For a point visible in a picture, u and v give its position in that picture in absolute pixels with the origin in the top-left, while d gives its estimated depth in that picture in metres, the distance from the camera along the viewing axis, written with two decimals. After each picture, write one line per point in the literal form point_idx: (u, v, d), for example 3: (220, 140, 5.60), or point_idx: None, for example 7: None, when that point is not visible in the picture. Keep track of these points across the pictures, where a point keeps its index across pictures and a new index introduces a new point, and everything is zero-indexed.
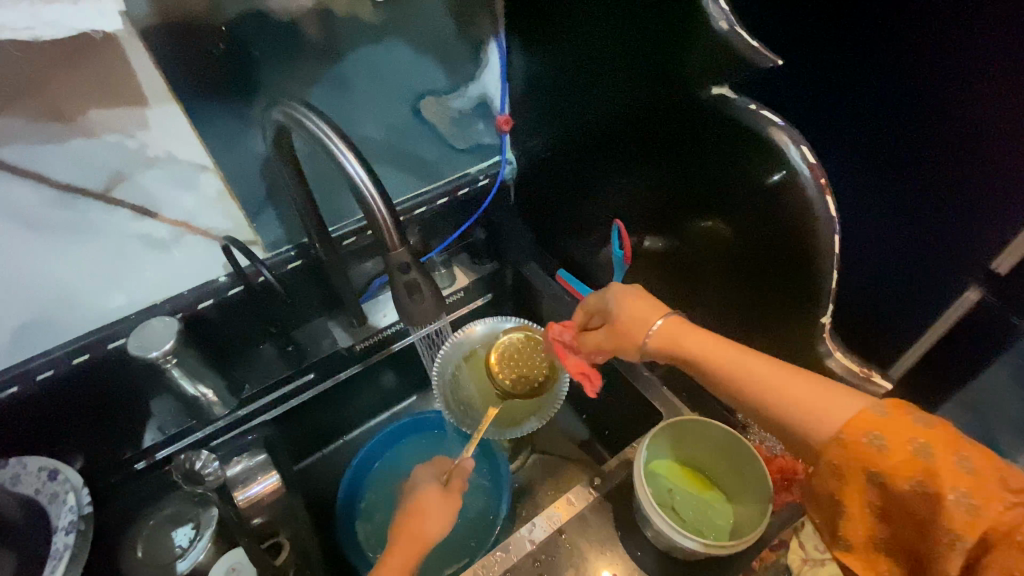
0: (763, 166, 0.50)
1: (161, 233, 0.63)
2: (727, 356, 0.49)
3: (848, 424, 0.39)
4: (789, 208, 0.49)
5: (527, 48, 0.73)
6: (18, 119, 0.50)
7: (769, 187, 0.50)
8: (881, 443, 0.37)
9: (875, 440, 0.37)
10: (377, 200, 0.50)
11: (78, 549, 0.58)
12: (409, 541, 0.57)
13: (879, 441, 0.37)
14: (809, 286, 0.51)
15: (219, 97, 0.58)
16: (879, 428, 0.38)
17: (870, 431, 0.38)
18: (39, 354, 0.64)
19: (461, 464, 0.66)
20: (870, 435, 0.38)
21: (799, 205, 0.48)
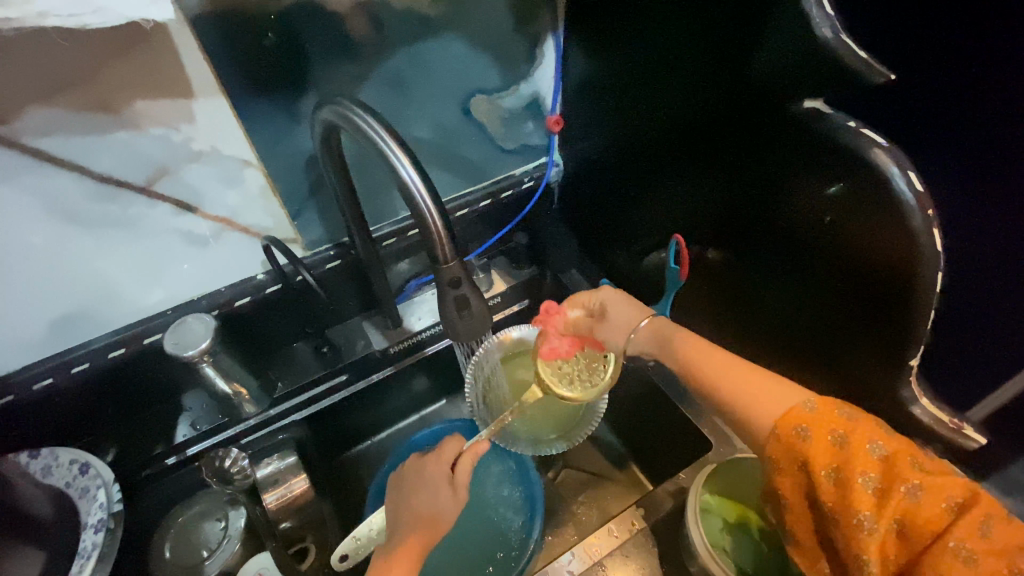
0: (853, 190, 0.45)
1: (202, 229, 0.61)
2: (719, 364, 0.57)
3: (795, 412, 0.47)
4: (880, 239, 0.45)
5: (587, 48, 0.69)
6: (64, 110, 0.48)
7: (857, 213, 0.46)
8: (880, 452, 0.42)
9: (875, 447, 0.42)
10: (430, 210, 0.46)
11: (107, 547, 0.57)
12: (410, 542, 0.55)
13: (876, 449, 0.42)
14: (894, 324, 0.47)
15: (268, 91, 0.56)
16: (879, 437, 0.43)
17: (868, 438, 0.43)
18: (78, 345, 0.63)
19: (473, 446, 0.63)
20: (836, 434, 0.44)
21: (889, 238, 0.44)
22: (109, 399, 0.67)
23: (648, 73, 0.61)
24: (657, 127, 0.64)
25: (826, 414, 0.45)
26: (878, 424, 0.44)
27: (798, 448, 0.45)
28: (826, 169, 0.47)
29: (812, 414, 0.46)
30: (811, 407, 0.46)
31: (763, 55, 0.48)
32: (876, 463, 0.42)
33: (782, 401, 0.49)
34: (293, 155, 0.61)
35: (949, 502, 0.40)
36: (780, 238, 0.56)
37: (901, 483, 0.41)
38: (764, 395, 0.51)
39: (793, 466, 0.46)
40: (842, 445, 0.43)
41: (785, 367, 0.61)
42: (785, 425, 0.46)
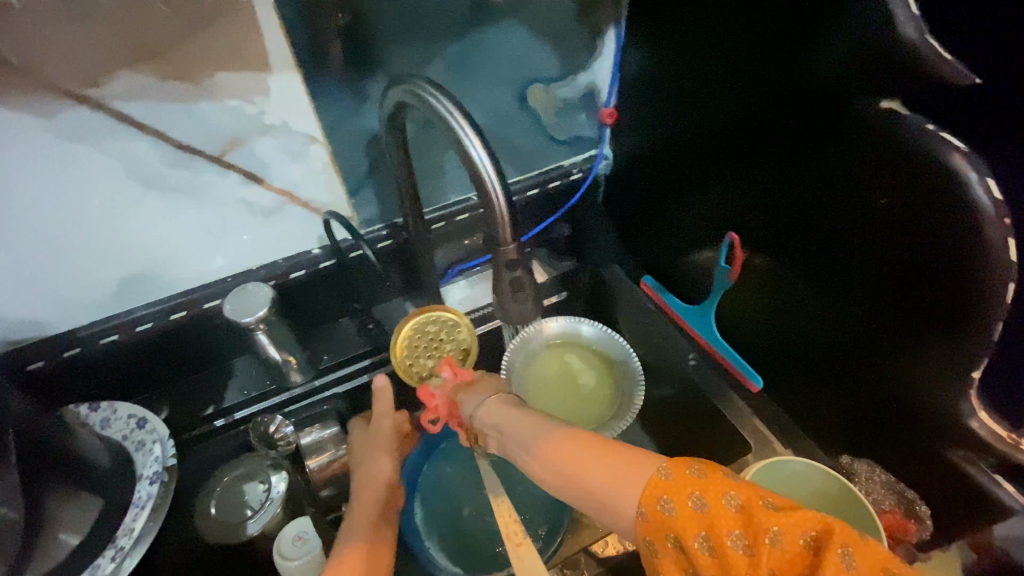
0: (922, 195, 0.45)
1: (265, 200, 0.64)
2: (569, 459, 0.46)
3: (649, 484, 0.38)
4: (947, 245, 0.44)
5: (649, 41, 0.69)
6: (151, 77, 0.50)
7: (924, 217, 0.45)
8: (735, 504, 0.36)
9: (731, 499, 0.36)
10: (496, 190, 0.47)
11: (160, 499, 0.61)
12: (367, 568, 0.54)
13: (732, 500, 0.36)
14: (956, 332, 0.46)
15: (340, 69, 0.58)
16: (732, 487, 0.37)
17: (723, 488, 0.37)
18: (141, 305, 0.66)
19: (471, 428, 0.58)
20: (661, 500, 0.38)
21: (957, 243, 0.44)
22: (165, 359, 0.70)
23: (711, 70, 0.61)
24: (715, 125, 0.64)
25: (680, 478, 0.38)
26: (723, 471, 0.38)
27: (666, 524, 0.37)
28: (893, 174, 0.47)
29: (669, 480, 0.38)
30: (663, 474, 0.38)
31: (835, 55, 0.48)
32: (737, 517, 0.35)
33: (626, 477, 0.40)
34: (356, 134, 0.63)
35: (810, 537, 0.34)
36: (831, 245, 0.55)
37: (763, 534, 0.34)
38: (603, 473, 0.42)
39: (667, 546, 0.37)
40: (670, 512, 0.37)
41: (832, 373, 0.61)
42: (649, 497, 0.38)
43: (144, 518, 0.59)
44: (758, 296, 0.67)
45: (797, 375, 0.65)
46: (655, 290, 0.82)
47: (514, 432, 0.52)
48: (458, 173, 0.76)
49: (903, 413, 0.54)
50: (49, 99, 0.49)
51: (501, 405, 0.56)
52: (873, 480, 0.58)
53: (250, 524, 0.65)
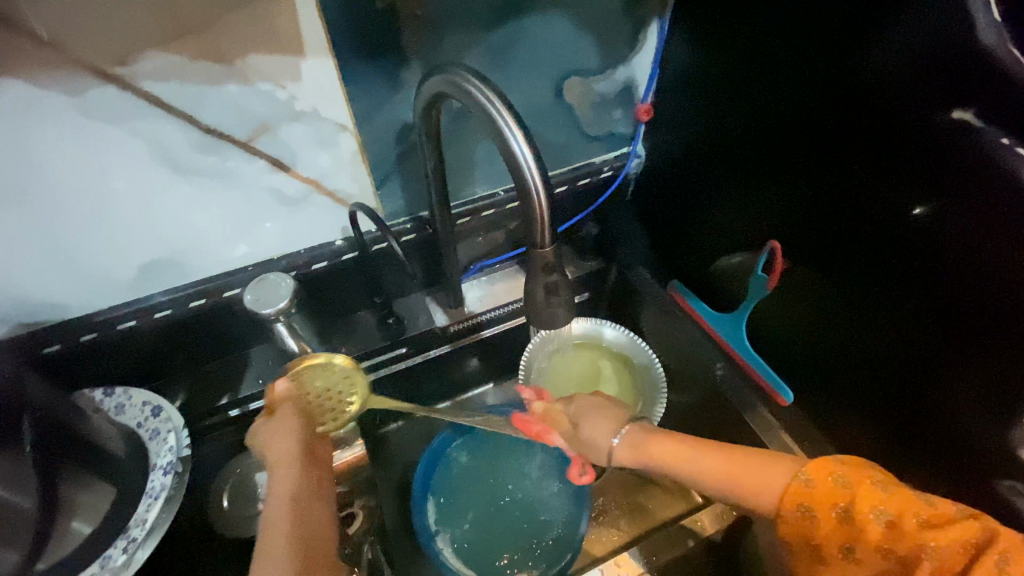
0: (986, 214, 0.42)
1: (291, 189, 0.62)
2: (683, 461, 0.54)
3: (792, 491, 0.46)
4: (1008, 268, 0.42)
5: (696, 37, 0.66)
6: (181, 56, 0.48)
7: (986, 236, 0.43)
8: (883, 519, 0.42)
9: (879, 514, 0.42)
10: (539, 190, 0.45)
11: (175, 490, 0.59)
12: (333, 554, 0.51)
13: (880, 514, 0.43)
14: (1015, 360, 0.44)
15: (376, 56, 0.55)
16: (880, 502, 0.43)
17: (871, 502, 0.43)
18: (160, 291, 0.64)
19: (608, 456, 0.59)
20: (839, 508, 0.44)
21: (1020, 265, 0.41)
22: (182, 346, 0.68)
23: (762, 71, 0.59)
24: (760, 130, 0.61)
25: (824, 489, 0.45)
26: (873, 484, 0.44)
27: (820, 518, 0.45)
28: (954, 190, 0.44)
29: (811, 490, 0.45)
30: (805, 482, 0.46)
31: (904, 59, 0.45)
32: (891, 510, 0.43)
33: (767, 479, 0.48)
34: (387, 123, 0.61)
35: (966, 544, 0.40)
36: (877, 260, 0.53)
37: (909, 522, 0.42)
38: (716, 466, 0.52)
39: (836, 543, 0.44)
40: (847, 520, 0.43)
41: (872, 393, 0.58)
42: (788, 504, 0.46)
43: (157, 509, 0.57)
44: (796, 308, 0.65)
45: (831, 391, 0.63)
46: (683, 295, 0.79)
47: (658, 450, 0.56)
48: (487, 168, 0.74)
49: (948, 440, 0.52)
50: (75, 76, 0.47)
51: (609, 429, 0.59)
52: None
53: (262, 517, 0.64)
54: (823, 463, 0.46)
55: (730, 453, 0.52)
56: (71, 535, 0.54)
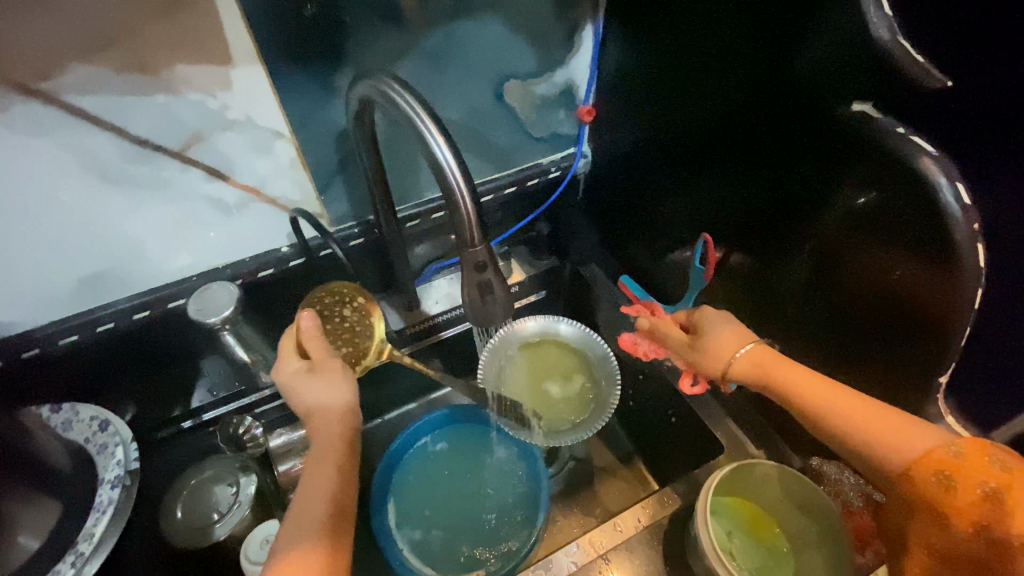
0: (893, 201, 0.44)
1: (231, 197, 0.62)
2: (821, 390, 0.47)
3: (938, 456, 0.42)
4: (917, 250, 0.44)
5: (628, 39, 0.68)
6: (105, 68, 0.49)
7: (896, 221, 0.45)
8: (988, 488, 0.40)
9: (986, 487, 0.40)
10: (463, 190, 0.46)
11: (122, 504, 0.59)
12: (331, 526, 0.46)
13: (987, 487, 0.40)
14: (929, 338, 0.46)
15: (307, 64, 0.56)
16: (994, 480, 0.39)
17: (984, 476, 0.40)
18: (103, 305, 0.64)
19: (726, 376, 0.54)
20: (941, 475, 0.41)
21: (928, 247, 0.43)
22: (130, 359, 0.68)
23: (688, 69, 0.60)
24: (693, 126, 0.63)
25: (974, 462, 0.40)
26: (991, 456, 0.40)
27: (948, 474, 0.41)
28: (866, 179, 0.46)
29: (959, 460, 0.41)
30: (954, 451, 0.41)
31: (806, 55, 0.47)
32: (999, 476, 0.39)
33: (905, 434, 0.43)
34: (325, 129, 0.61)
35: None
36: (805, 248, 0.54)
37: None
38: (858, 414, 0.45)
39: (929, 480, 0.42)
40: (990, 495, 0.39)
41: None
42: (927, 464, 0.42)
43: (104, 523, 0.57)
44: (733, 298, 0.67)
45: None
46: (630, 287, 0.80)
47: (784, 369, 0.50)
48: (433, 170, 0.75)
49: None
50: None
51: (734, 341, 0.54)
52: (842, 481, 0.60)
53: (217, 528, 0.64)
54: (983, 445, 0.41)
55: (859, 398, 0.46)
56: (18, 549, 0.55)
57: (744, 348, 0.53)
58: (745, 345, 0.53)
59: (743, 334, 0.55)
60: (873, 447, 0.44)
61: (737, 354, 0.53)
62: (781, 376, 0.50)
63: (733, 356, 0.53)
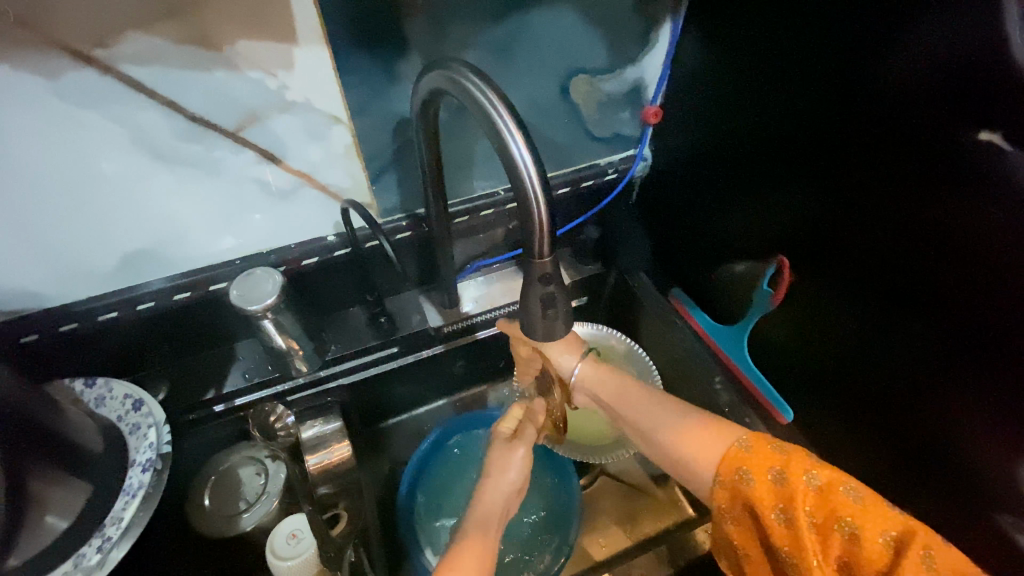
0: (995, 235, 0.41)
1: (281, 181, 0.59)
2: (653, 419, 0.55)
3: (732, 453, 0.47)
4: (1015, 289, 0.40)
5: (710, 40, 0.64)
6: (165, 40, 0.46)
7: (995, 257, 0.41)
8: (815, 483, 0.43)
9: (810, 479, 0.43)
10: (537, 196, 0.42)
11: (153, 489, 0.58)
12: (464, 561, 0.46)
13: (781, 515, 0.43)
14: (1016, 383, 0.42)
15: (372, 47, 0.53)
16: (814, 467, 0.43)
17: (804, 468, 0.43)
18: (144, 282, 0.62)
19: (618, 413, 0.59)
20: (773, 471, 0.44)
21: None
22: (166, 336, 0.66)
23: (778, 76, 0.56)
24: (772, 136, 0.59)
25: (761, 454, 0.45)
26: (810, 453, 0.44)
27: (745, 465, 0.46)
28: (971, 209, 0.42)
29: (748, 453, 0.46)
30: (744, 446, 0.47)
31: (921, 73, 0.43)
32: (814, 493, 0.43)
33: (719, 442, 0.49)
34: (384, 117, 0.59)
35: (887, 536, 0.40)
36: (890, 276, 0.50)
37: (840, 484, 0.42)
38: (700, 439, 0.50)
39: (764, 477, 0.45)
40: (783, 484, 0.44)
41: (873, 415, 0.56)
42: (728, 469, 0.47)
43: (134, 508, 0.55)
44: (798, 325, 0.63)
45: (825, 411, 0.62)
46: (685, 305, 0.77)
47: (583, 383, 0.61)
48: (487, 165, 0.71)
49: (944, 465, 0.50)
50: (52, 59, 0.44)
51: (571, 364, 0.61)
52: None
53: (245, 518, 0.64)
54: (765, 438, 0.47)
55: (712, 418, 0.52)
56: (45, 531, 0.52)
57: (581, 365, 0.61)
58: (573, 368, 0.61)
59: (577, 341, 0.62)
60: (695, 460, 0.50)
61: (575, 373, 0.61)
62: (613, 394, 0.60)
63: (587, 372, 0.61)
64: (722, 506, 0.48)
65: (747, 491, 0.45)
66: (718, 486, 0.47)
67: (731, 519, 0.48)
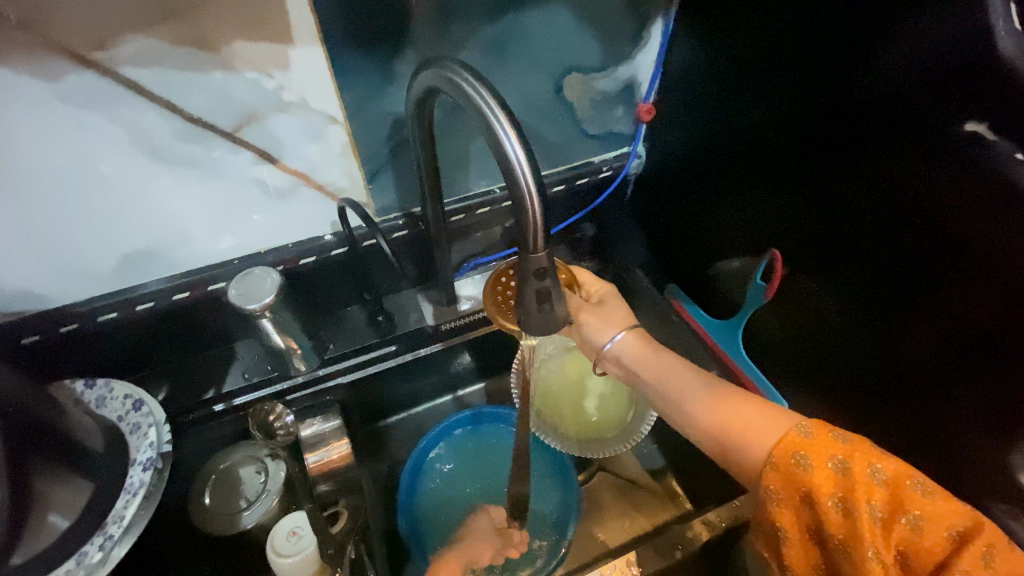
0: (983, 224, 0.41)
1: (279, 181, 0.60)
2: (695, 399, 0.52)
3: (790, 438, 0.43)
4: (1001, 276, 0.41)
5: (702, 37, 0.64)
6: (163, 42, 0.47)
7: (974, 249, 0.42)
8: (880, 477, 0.39)
9: (875, 472, 0.39)
10: (531, 192, 0.42)
11: (154, 487, 0.58)
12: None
13: (839, 504, 0.40)
14: (1002, 371, 0.43)
15: (367, 47, 0.54)
16: (878, 460, 0.40)
17: (869, 461, 0.40)
18: (144, 283, 0.63)
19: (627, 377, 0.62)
20: (836, 459, 0.40)
21: (1001, 276, 0.41)
22: (166, 337, 0.67)
23: (768, 72, 0.57)
24: (764, 132, 0.60)
25: (823, 440, 0.41)
26: (873, 442, 0.41)
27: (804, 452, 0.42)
28: (955, 202, 0.43)
29: (808, 440, 0.42)
30: (804, 432, 0.43)
31: (906, 67, 0.44)
32: (879, 489, 0.39)
33: (773, 428, 0.45)
34: (380, 116, 0.59)
35: (952, 530, 0.37)
36: (882, 268, 0.51)
37: (907, 479, 0.39)
38: (749, 423, 0.47)
39: (826, 466, 0.41)
40: (843, 472, 0.40)
41: (866, 406, 0.57)
42: (784, 453, 0.43)
43: (135, 507, 0.56)
44: (792, 319, 0.64)
45: (819, 404, 0.63)
46: (682, 301, 0.79)
47: (620, 353, 0.61)
48: (483, 163, 0.72)
49: (934, 455, 0.51)
50: (51, 61, 0.45)
51: (606, 332, 0.61)
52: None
53: (245, 516, 0.63)
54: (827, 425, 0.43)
55: (759, 403, 0.49)
56: (47, 530, 0.53)
57: (622, 335, 0.61)
58: (609, 338, 0.61)
59: (621, 314, 0.63)
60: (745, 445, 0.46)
61: (612, 341, 0.61)
62: (642, 368, 0.59)
63: (625, 346, 0.61)
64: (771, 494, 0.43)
65: (805, 479, 0.41)
66: (772, 473, 0.43)
67: (783, 510, 0.43)
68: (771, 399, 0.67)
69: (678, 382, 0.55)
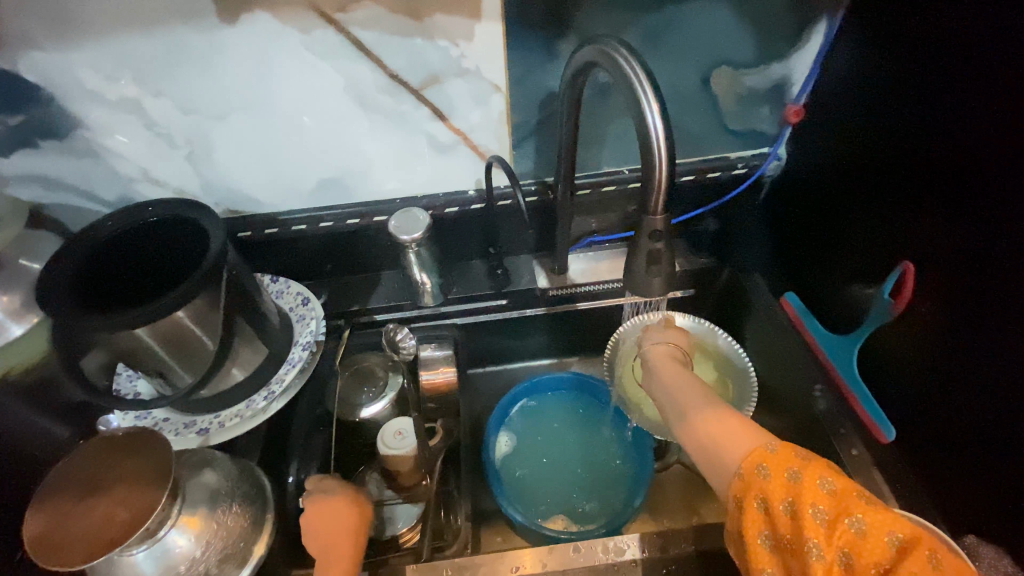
0: None
1: (443, 136, 0.71)
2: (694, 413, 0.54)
3: (755, 451, 0.47)
4: None
5: (866, 40, 0.63)
6: (385, 10, 0.59)
7: None
8: (829, 486, 0.43)
9: (826, 481, 0.43)
10: (662, 157, 0.47)
11: (307, 364, 0.73)
12: None
13: (788, 507, 0.44)
14: None
15: (536, 27, 0.62)
16: (830, 471, 0.44)
17: (820, 472, 0.44)
18: (326, 206, 0.78)
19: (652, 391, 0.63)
20: (791, 470, 0.45)
21: None
22: (332, 253, 0.82)
23: (930, 79, 0.54)
24: (914, 140, 0.57)
25: (784, 454, 0.46)
26: (827, 459, 0.45)
27: (765, 462, 0.46)
28: None
29: (772, 452, 0.46)
30: (769, 447, 0.47)
31: None
32: (828, 496, 0.43)
33: (743, 444, 0.49)
34: (537, 89, 0.68)
35: (895, 535, 0.41)
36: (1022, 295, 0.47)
37: (854, 489, 0.43)
38: (728, 436, 0.50)
39: (782, 476, 0.45)
40: (796, 481, 0.44)
41: (987, 445, 0.52)
42: (749, 462, 0.47)
43: (293, 374, 0.72)
44: (913, 342, 0.60)
45: (928, 438, 0.59)
46: (795, 308, 0.76)
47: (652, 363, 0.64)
48: (618, 145, 0.77)
49: None
50: (308, 19, 0.60)
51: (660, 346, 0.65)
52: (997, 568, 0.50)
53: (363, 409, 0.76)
54: (791, 445, 0.47)
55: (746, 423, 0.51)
56: (229, 377, 0.69)
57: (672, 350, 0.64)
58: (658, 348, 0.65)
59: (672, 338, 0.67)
60: (721, 454, 0.49)
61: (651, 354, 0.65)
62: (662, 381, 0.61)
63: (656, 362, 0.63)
64: (735, 499, 0.47)
65: (761, 485, 0.45)
66: (737, 480, 0.47)
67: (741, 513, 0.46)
68: (876, 423, 0.64)
69: (689, 398, 0.56)
